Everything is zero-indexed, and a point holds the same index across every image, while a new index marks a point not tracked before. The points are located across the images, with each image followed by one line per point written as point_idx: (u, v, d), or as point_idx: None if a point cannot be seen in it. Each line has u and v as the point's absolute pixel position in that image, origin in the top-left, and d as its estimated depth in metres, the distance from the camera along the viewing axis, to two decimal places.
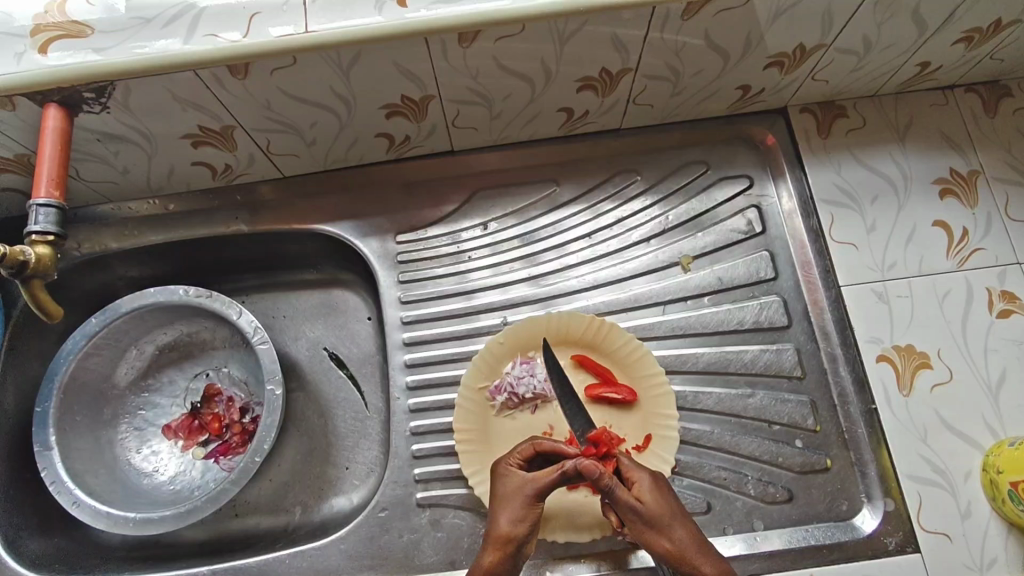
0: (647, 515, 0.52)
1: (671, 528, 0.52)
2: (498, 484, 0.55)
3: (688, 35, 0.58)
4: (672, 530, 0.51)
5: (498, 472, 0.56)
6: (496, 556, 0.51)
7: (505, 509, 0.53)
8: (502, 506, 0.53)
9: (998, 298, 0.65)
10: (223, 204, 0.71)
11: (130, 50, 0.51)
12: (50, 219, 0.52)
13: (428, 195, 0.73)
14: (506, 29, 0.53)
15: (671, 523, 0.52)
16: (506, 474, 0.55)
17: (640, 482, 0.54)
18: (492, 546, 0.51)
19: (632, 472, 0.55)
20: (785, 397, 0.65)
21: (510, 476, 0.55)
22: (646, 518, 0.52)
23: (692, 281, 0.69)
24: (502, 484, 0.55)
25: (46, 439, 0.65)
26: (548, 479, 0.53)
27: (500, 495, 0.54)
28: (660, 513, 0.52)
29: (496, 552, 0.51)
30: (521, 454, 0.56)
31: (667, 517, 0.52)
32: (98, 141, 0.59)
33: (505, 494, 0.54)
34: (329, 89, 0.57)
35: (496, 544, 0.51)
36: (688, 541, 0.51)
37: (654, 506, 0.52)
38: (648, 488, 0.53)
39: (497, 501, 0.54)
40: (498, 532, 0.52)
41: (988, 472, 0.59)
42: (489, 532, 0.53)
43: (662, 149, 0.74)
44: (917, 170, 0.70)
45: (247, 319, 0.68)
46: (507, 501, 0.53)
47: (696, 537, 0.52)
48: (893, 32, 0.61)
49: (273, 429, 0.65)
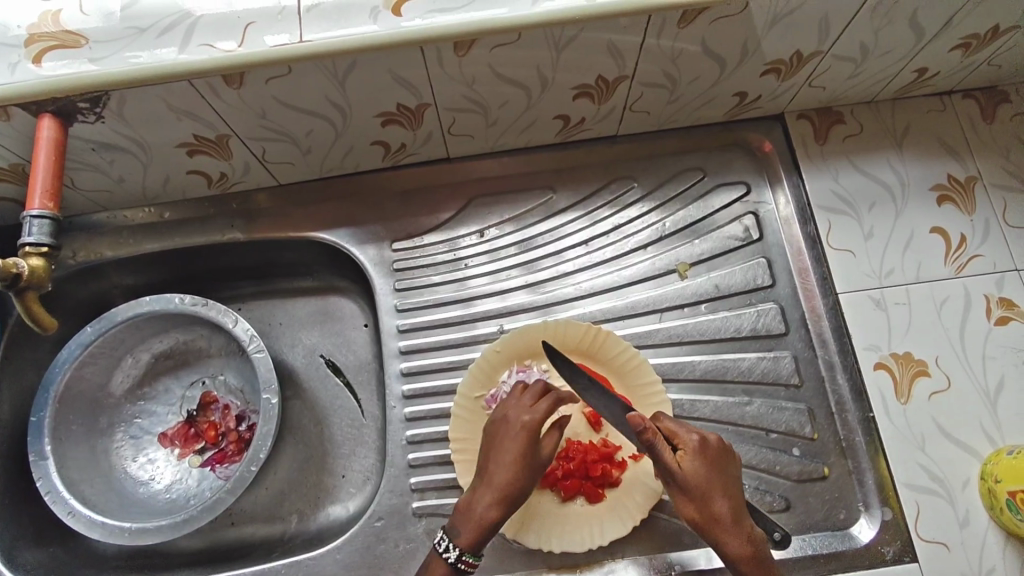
0: (681, 483, 0.51)
1: (707, 500, 0.50)
2: (517, 443, 0.54)
3: (684, 42, 0.58)
4: (707, 501, 0.50)
5: (523, 430, 0.54)
6: (498, 511, 0.52)
7: (520, 469, 0.53)
8: (521, 466, 0.53)
9: (996, 305, 0.65)
10: (219, 212, 0.71)
11: (126, 60, 0.51)
12: (43, 230, 0.52)
13: (424, 202, 0.73)
14: (502, 37, 0.53)
15: (708, 495, 0.50)
16: (529, 435, 0.54)
17: (687, 448, 0.52)
18: (498, 504, 0.52)
19: (680, 433, 0.53)
20: (782, 405, 0.65)
21: (533, 439, 0.54)
22: (679, 485, 0.51)
23: (689, 288, 0.69)
24: (526, 444, 0.54)
25: (41, 449, 0.64)
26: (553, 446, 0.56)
27: (522, 453, 0.53)
28: (702, 483, 0.51)
29: (500, 507, 0.52)
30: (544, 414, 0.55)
31: (708, 488, 0.50)
32: (92, 150, 0.59)
33: (524, 457, 0.53)
34: (324, 97, 0.57)
35: (502, 500, 0.52)
36: (725, 515, 0.50)
37: (693, 476, 0.51)
38: (691, 454, 0.52)
39: (516, 459, 0.53)
40: (506, 489, 0.52)
41: (985, 481, 0.58)
42: (496, 487, 0.52)
43: (659, 156, 0.74)
44: (914, 175, 0.70)
45: (243, 327, 0.68)
46: (527, 463, 0.53)
47: (732, 514, 0.50)
48: (891, 39, 0.60)
49: (268, 439, 0.65)
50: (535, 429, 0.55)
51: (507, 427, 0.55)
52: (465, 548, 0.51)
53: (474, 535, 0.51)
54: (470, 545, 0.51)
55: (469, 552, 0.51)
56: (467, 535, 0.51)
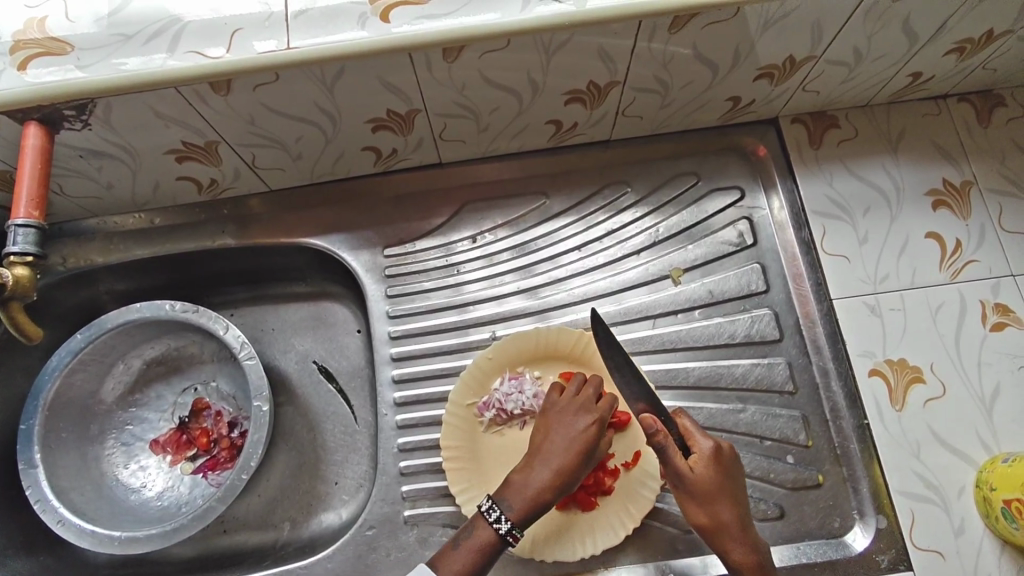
0: (689, 487, 0.51)
1: (714, 505, 0.51)
2: (584, 432, 0.54)
3: (676, 47, 0.57)
4: (713, 506, 0.51)
5: (592, 420, 0.55)
6: (553, 492, 0.52)
7: (581, 457, 0.54)
8: (582, 454, 0.54)
9: (992, 311, 0.64)
10: (211, 217, 0.71)
11: (112, 66, 0.51)
12: (28, 239, 0.51)
13: (417, 207, 0.73)
14: (491, 43, 0.53)
15: (714, 499, 0.51)
16: (595, 427, 0.55)
17: (698, 452, 0.52)
18: (554, 486, 0.52)
19: (693, 436, 0.53)
20: (776, 412, 0.64)
21: (598, 431, 0.55)
22: (686, 489, 0.51)
23: (683, 294, 0.68)
24: (590, 435, 0.54)
25: (31, 457, 0.64)
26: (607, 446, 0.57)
27: (589, 442, 0.54)
28: (711, 488, 0.51)
29: (555, 489, 0.52)
30: (608, 411, 0.56)
31: (715, 493, 0.51)
32: (80, 157, 0.58)
33: (588, 447, 0.54)
34: (313, 104, 0.57)
35: (561, 483, 0.52)
36: (730, 522, 0.51)
37: (704, 481, 0.51)
38: (703, 460, 0.52)
39: (580, 446, 0.54)
40: (566, 474, 0.52)
41: (981, 489, 0.58)
42: (558, 469, 0.52)
43: (653, 160, 0.73)
44: (909, 180, 0.69)
45: (234, 334, 0.68)
46: (587, 453, 0.54)
47: (737, 521, 0.51)
48: (885, 43, 0.60)
49: (259, 446, 0.65)
50: (602, 422, 0.56)
51: (576, 417, 0.56)
52: (514, 521, 0.50)
53: (527, 510, 0.51)
54: (521, 520, 0.51)
55: (517, 526, 0.50)
56: (518, 509, 0.51)
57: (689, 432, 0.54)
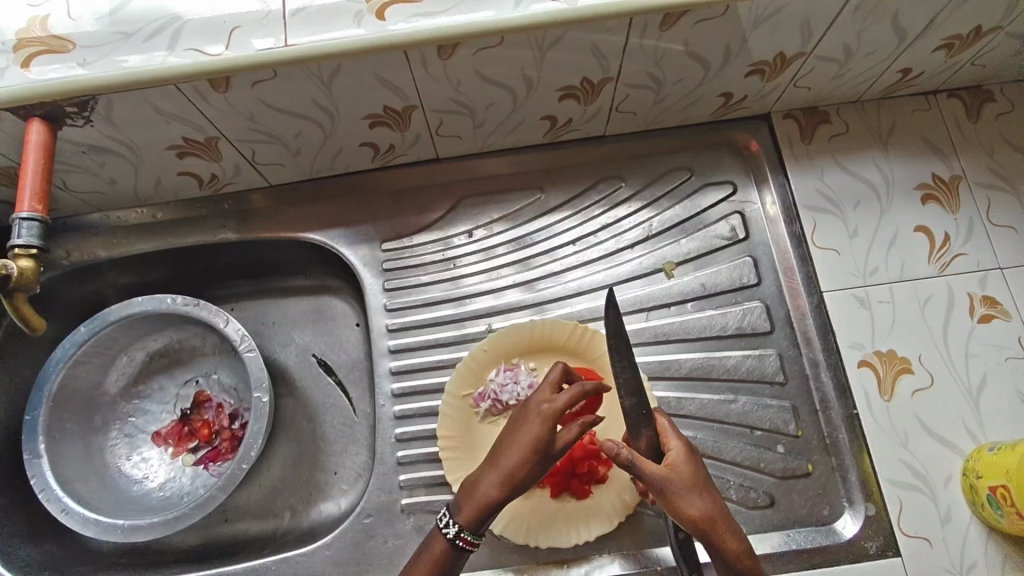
0: (677, 484, 0.50)
1: (701, 497, 0.50)
2: (534, 430, 0.52)
3: (668, 44, 0.58)
4: (701, 497, 0.50)
5: (538, 416, 0.53)
6: (502, 494, 0.52)
7: (530, 458, 0.52)
8: (530, 454, 0.52)
9: (980, 303, 0.65)
10: (211, 212, 0.72)
11: (111, 64, 0.52)
12: (32, 232, 0.52)
13: (414, 201, 0.74)
14: (485, 40, 0.54)
15: (701, 491, 0.50)
16: (545, 422, 0.52)
17: (673, 449, 0.52)
18: (499, 484, 0.52)
19: (668, 435, 0.53)
20: (767, 402, 0.65)
21: (548, 427, 0.52)
22: (675, 487, 0.50)
23: (677, 287, 0.70)
24: (537, 432, 0.52)
25: (35, 448, 0.65)
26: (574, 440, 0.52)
27: (536, 438, 0.52)
28: (695, 481, 0.51)
29: (504, 491, 0.52)
30: (566, 404, 0.53)
31: (699, 484, 0.51)
32: (83, 152, 0.59)
33: (538, 446, 0.52)
34: (311, 100, 0.58)
35: (506, 482, 0.52)
36: (718, 510, 0.51)
37: (687, 475, 0.51)
38: (682, 456, 0.52)
39: (528, 446, 0.52)
40: (513, 475, 0.52)
41: (967, 477, 0.59)
42: (504, 470, 0.52)
43: (647, 155, 0.74)
44: (899, 174, 0.70)
45: (235, 327, 0.69)
46: (539, 452, 0.52)
47: (721, 508, 0.51)
48: (874, 40, 0.61)
49: (259, 436, 0.66)
50: (551, 416, 0.52)
51: (530, 412, 0.54)
52: (464, 525, 0.52)
53: (475, 513, 0.52)
54: (470, 523, 0.52)
55: (468, 530, 0.52)
56: (467, 510, 0.53)
57: (664, 430, 0.53)
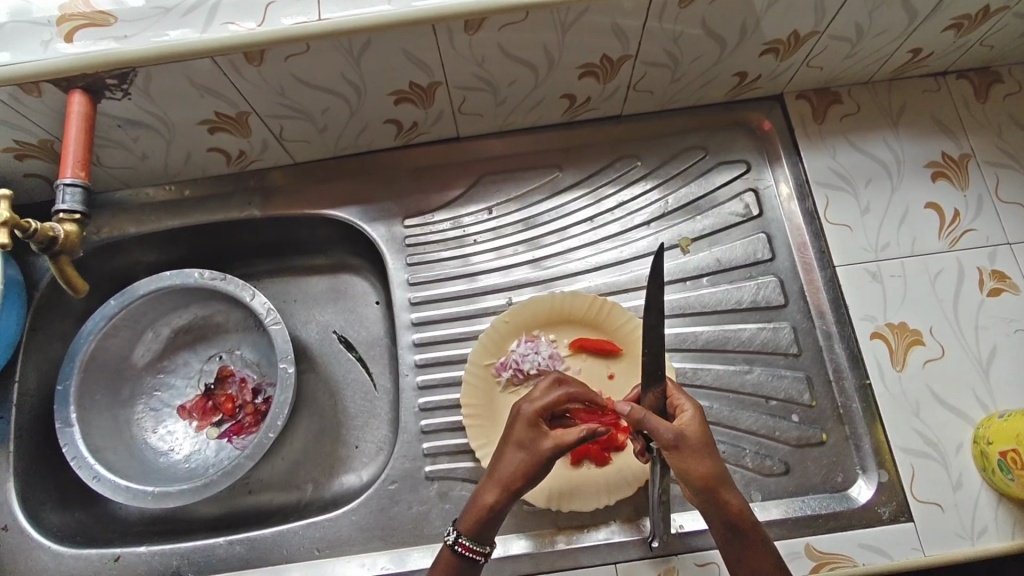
0: (688, 443, 0.50)
1: (709, 457, 0.50)
2: (517, 430, 0.54)
3: (685, 23, 0.60)
4: (710, 458, 0.50)
5: (518, 417, 0.55)
6: (500, 498, 0.53)
7: (520, 458, 0.54)
8: (517, 454, 0.54)
9: (989, 277, 0.67)
10: (238, 189, 0.74)
11: (150, 38, 0.54)
12: (75, 198, 0.55)
13: (435, 179, 0.76)
14: (510, 16, 0.56)
15: (710, 451, 0.51)
16: (526, 423, 0.54)
17: (686, 411, 0.53)
18: (494, 487, 0.53)
19: (679, 398, 0.53)
20: (781, 373, 0.67)
21: (529, 427, 0.54)
22: (686, 445, 0.50)
23: (691, 262, 0.71)
24: (520, 433, 0.54)
25: (67, 416, 0.67)
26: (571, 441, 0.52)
27: (521, 440, 0.54)
28: (704, 443, 0.51)
29: (501, 495, 0.53)
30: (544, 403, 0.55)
31: (707, 446, 0.51)
32: (118, 126, 0.61)
33: (525, 445, 0.54)
34: (340, 76, 0.60)
35: (501, 486, 0.53)
36: (724, 472, 0.51)
37: (697, 438, 0.51)
38: (694, 418, 0.52)
39: (516, 448, 0.54)
40: (507, 478, 0.53)
41: (978, 445, 0.60)
42: (498, 475, 0.54)
43: (663, 135, 0.76)
44: (909, 153, 0.72)
45: (261, 300, 0.71)
46: (528, 452, 0.53)
47: (726, 471, 0.52)
48: (885, 19, 0.63)
49: (285, 406, 0.67)
50: (531, 416, 0.55)
51: (511, 417, 0.56)
52: (465, 531, 0.53)
53: (474, 520, 0.53)
54: (470, 529, 0.53)
55: (470, 536, 0.53)
56: (467, 515, 0.53)
57: (673, 393, 0.54)
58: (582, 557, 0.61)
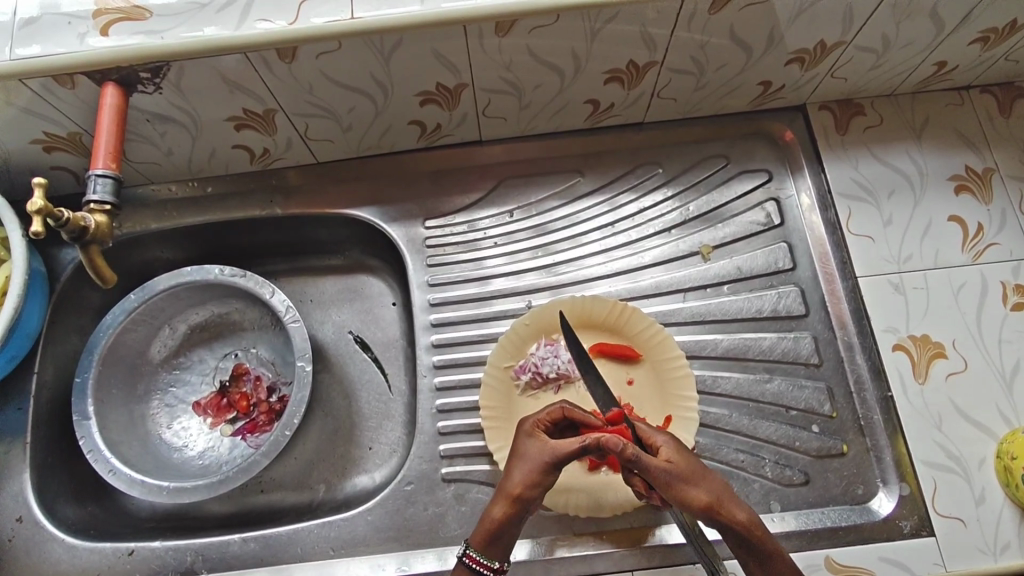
0: (680, 473, 0.50)
1: (699, 481, 0.50)
2: (518, 443, 0.56)
3: (713, 31, 0.61)
4: (704, 483, 0.50)
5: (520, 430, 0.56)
6: (504, 509, 0.52)
7: (520, 468, 0.54)
8: (519, 465, 0.54)
9: (1012, 292, 0.66)
10: (260, 187, 0.74)
11: (184, 34, 0.55)
12: (106, 189, 0.55)
13: (456, 183, 0.76)
14: (540, 19, 0.56)
15: (702, 476, 0.51)
16: (524, 437, 0.56)
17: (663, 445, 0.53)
18: (500, 500, 0.53)
19: (652, 434, 0.54)
20: (801, 383, 0.67)
21: (526, 439, 0.55)
22: (679, 476, 0.50)
23: (712, 270, 0.71)
24: (520, 444, 0.55)
25: (85, 409, 0.67)
26: (569, 447, 0.52)
27: (520, 452, 0.55)
28: (690, 468, 0.51)
29: (504, 505, 0.52)
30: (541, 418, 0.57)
31: (692, 469, 0.51)
32: (147, 121, 0.62)
33: (524, 454, 0.54)
34: (368, 75, 0.60)
35: (506, 498, 0.53)
36: (720, 489, 0.51)
37: (681, 463, 0.51)
38: (672, 449, 0.52)
39: (516, 459, 0.55)
40: (509, 488, 0.53)
41: (1001, 460, 0.60)
42: (502, 487, 0.54)
43: (684, 143, 0.76)
44: (932, 166, 0.72)
45: (280, 298, 0.71)
46: (526, 460, 0.54)
47: (724, 487, 0.51)
48: (912, 31, 0.63)
49: (302, 404, 0.67)
50: (530, 428, 0.56)
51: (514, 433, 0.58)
52: (473, 543, 0.53)
53: (482, 532, 0.53)
54: (480, 542, 0.52)
55: (477, 548, 0.52)
56: (477, 531, 0.53)
57: (647, 431, 0.54)
58: (598, 564, 0.61)
